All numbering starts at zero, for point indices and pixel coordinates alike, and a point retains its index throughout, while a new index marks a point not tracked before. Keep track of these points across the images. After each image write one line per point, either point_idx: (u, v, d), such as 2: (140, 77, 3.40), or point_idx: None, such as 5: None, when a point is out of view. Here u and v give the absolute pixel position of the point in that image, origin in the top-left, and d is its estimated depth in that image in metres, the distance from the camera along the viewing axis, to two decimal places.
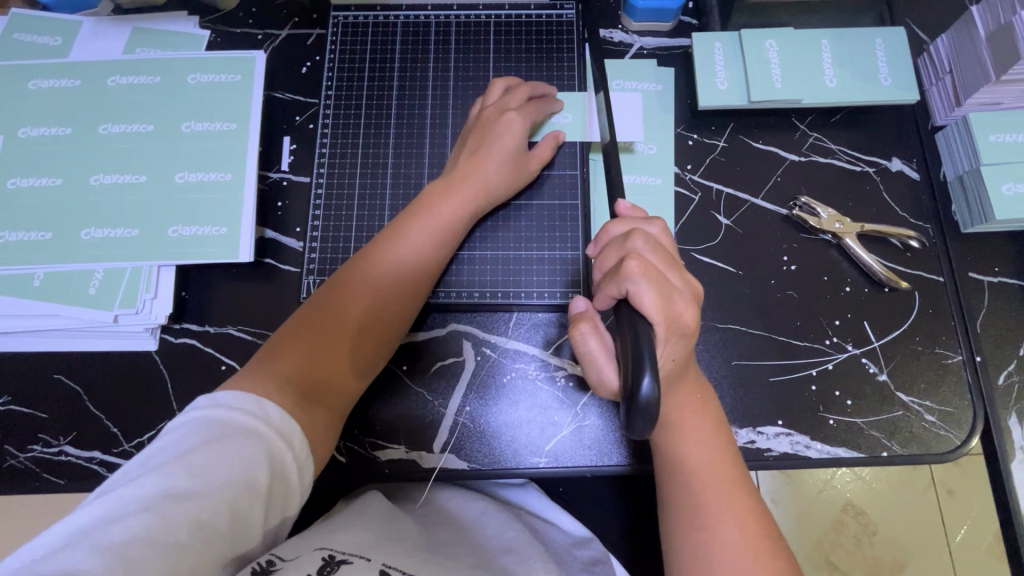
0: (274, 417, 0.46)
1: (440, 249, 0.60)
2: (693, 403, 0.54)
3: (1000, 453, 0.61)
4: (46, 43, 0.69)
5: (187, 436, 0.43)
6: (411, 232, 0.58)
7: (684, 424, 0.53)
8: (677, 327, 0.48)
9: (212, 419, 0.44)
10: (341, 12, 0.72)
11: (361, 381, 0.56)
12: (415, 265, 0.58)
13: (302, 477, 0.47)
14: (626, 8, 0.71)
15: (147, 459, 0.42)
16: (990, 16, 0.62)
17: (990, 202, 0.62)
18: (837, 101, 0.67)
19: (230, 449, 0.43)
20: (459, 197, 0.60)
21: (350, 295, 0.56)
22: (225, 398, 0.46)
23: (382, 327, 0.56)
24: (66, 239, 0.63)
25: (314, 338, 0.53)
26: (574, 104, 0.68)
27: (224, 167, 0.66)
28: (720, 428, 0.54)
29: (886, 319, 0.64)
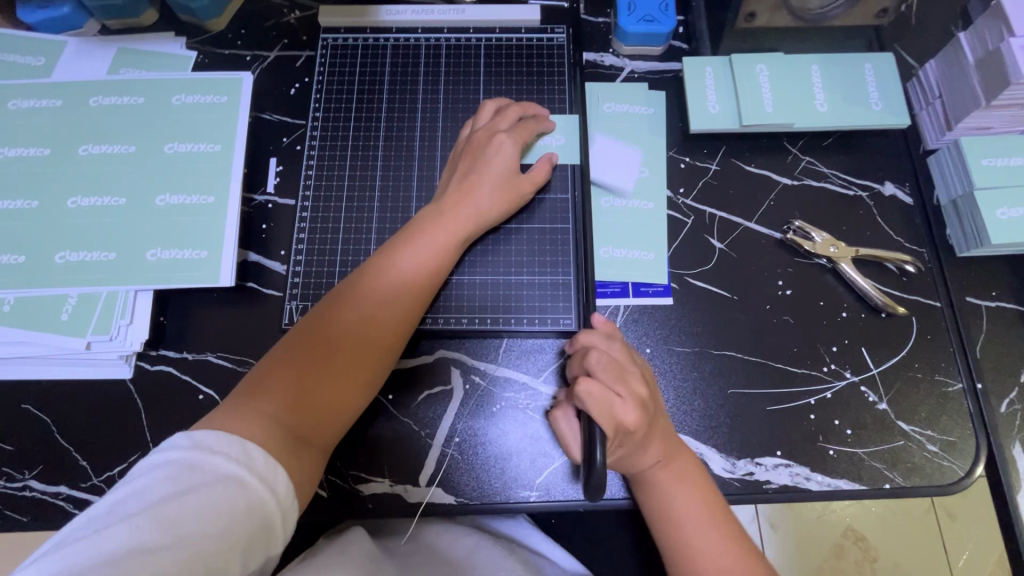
0: (257, 460, 0.44)
1: (433, 277, 0.58)
2: (665, 457, 0.53)
3: (1005, 483, 0.59)
4: (28, 62, 0.68)
5: (162, 481, 0.40)
6: (401, 261, 0.57)
7: (659, 481, 0.53)
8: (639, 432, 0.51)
9: (190, 461, 0.42)
10: (330, 34, 0.71)
11: (353, 414, 0.54)
12: (408, 295, 0.56)
13: (285, 524, 0.44)
14: (616, 32, 0.71)
15: (118, 505, 0.39)
16: (978, 42, 0.62)
17: (985, 227, 0.61)
18: (828, 125, 0.66)
19: (209, 498, 0.40)
20: (452, 225, 0.59)
21: (338, 327, 0.54)
22: (205, 438, 0.43)
23: (373, 357, 0.54)
24: (39, 262, 0.61)
25: (300, 369, 0.51)
26: (568, 128, 0.67)
27: (207, 189, 0.64)
28: (696, 473, 0.54)
29: (885, 345, 0.62)
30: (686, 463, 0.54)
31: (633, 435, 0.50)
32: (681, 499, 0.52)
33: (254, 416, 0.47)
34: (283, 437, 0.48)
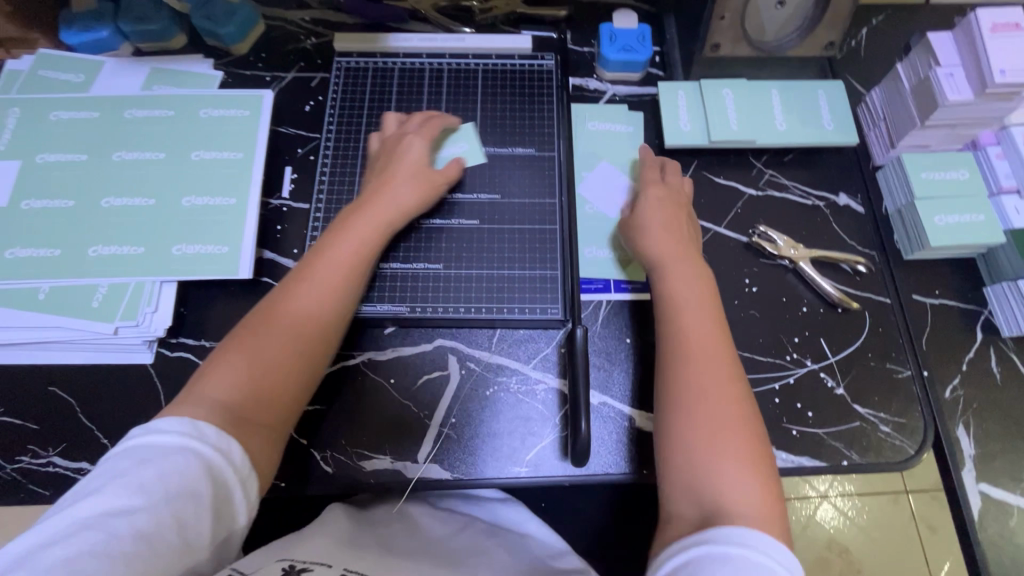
0: (210, 433, 0.46)
1: (365, 261, 0.62)
2: (695, 292, 0.61)
3: (952, 462, 0.66)
4: (69, 79, 0.76)
5: (123, 459, 0.43)
6: (332, 249, 0.61)
7: (681, 302, 0.60)
8: (653, 227, 0.66)
9: (146, 440, 0.44)
10: (344, 57, 0.79)
11: (301, 400, 0.56)
12: (343, 281, 0.60)
13: (246, 488, 0.47)
14: (599, 60, 0.80)
15: (84, 485, 0.42)
16: (911, 71, 0.71)
17: (925, 230, 0.69)
18: (787, 143, 0.75)
19: (169, 467, 0.43)
20: (379, 214, 0.64)
21: (278, 314, 0.56)
22: (156, 423, 0.45)
23: (317, 340, 0.57)
24: (73, 255, 0.66)
25: (244, 359, 0.53)
26: (468, 135, 0.75)
27: (228, 192, 0.71)
28: (721, 322, 0.59)
29: (841, 337, 0.69)
30: (715, 311, 0.60)
31: (645, 225, 0.66)
32: (699, 327, 0.58)
33: (203, 404, 0.49)
34: (233, 419, 0.49)
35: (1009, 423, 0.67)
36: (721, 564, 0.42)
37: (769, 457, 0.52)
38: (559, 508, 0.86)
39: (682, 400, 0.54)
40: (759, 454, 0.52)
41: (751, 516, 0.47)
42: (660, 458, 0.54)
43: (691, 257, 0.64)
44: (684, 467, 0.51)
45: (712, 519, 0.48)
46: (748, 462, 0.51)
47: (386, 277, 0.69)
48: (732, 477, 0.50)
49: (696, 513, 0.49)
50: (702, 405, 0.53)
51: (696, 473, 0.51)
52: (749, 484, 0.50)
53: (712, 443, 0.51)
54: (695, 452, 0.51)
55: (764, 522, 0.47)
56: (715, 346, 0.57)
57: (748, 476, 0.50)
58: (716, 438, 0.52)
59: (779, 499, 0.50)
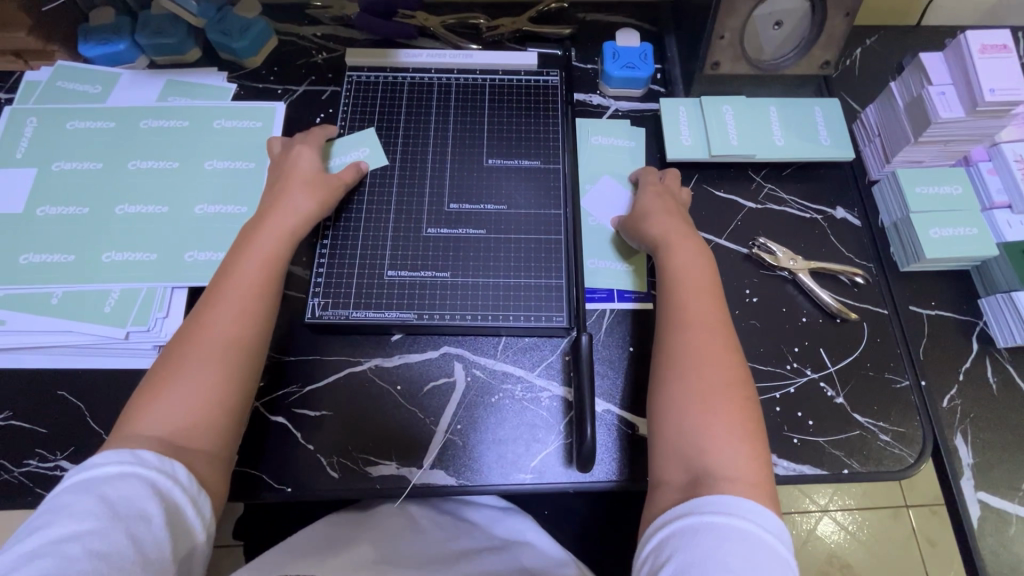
0: (150, 458, 0.47)
1: (277, 270, 0.62)
2: (695, 266, 0.63)
3: (951, 471, 0.67)
4: (86, 90, 0.78)
5: (64, 496, 0.44)
6: (242, 265, 0.60)
7: (682, 277, 0.62)
8: (654, 211, 0.68)
9: (85, 474, 0.45)
10: (355, 72, 0.82)
11: (240, 415, 0.55)
12: (252, 293, 0.59)
13: (198, 506, 0.48)
14: (603, 76, 0.82)
15: (27, 527, 0.43)
16: (904, 90, 0.73)
17: (920, 242, 0.71)
18: (785, 157, 0.77)
19: (113, 493, 0.44)
20: (281, 223, 0.64)
21: (199, 337, 0.55)
22: (97, 457, 0.46)
23: (247, 354, 0.56)
24: (86, 261, 0.68)
25: (172, 388, 0.52)
26: (362, 139, 0.77)
27: (240, 201, 0.72)
28: (718, 295, 0.61)
29: (840, 347, 0.70)
30: (712, 284, 0.62)
31: (646, 209, 0.69)
32: (697, 299, 0.60)
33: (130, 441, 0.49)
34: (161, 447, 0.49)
35: (1006, 434, 0.68)
36: (701, 534, 0.44)
37: (760, 425, 0.53)
38: (563, 517, 0.86)
39: (676, 366, 0.56)
40: (750, 420, 0.53)
41: (739, 479, 0.49)
42: (652, 423, 0.55)
43: (691, 235, 0.66)
44: (675, 430, 0.53)
45: (701, 481, 0.49)
46: (737, 427, 0.52)
47: (394, 285, 0.70)
48: (721, 440, 0.51)
49: (685, 475, 0.50)
50: (695, 371, 0.55)
51: (687, 436, 0.52)
52: (738, 449, 0.50)
53: (702, 407, 0.53)
54: (686, 415, 0.53)
55: (751, 485, 0.48)
56: (710, 317, 0.59)
57: (737, 440, 0.51)
58: (706, 404, 0.53)
59: (768, 463, 0.51)
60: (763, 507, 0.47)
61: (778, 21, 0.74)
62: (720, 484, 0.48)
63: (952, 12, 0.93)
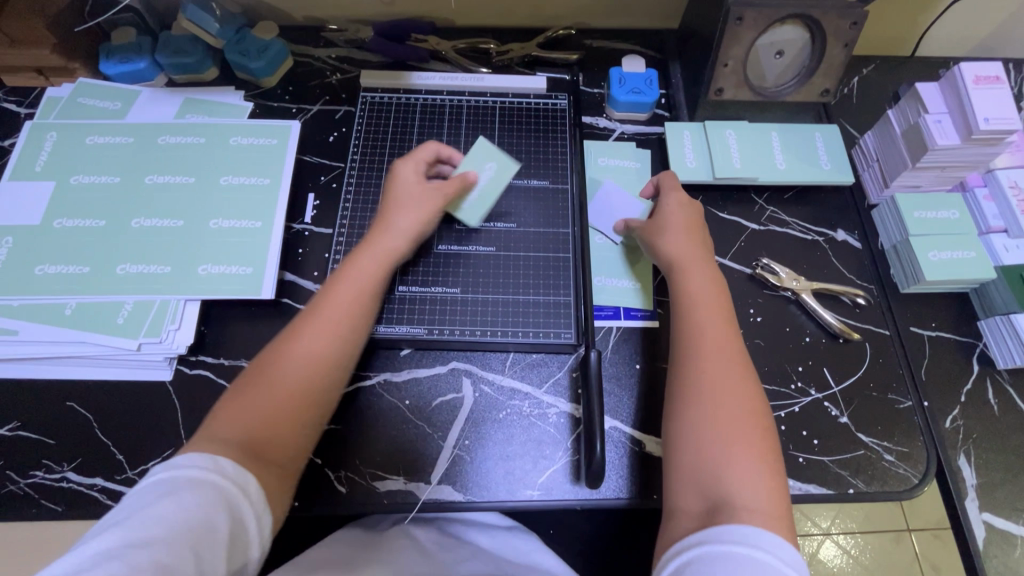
0: (228, 468, 0.47)
1: (371, 292, 0.62)
2: (708, 291, 0.63)
3: (954, 491, 0.67)
4: (106, 106, 0.80)
5: (144, 495, 0.44)
6: (343, 282, 0.62)
7: (697, 302, 0.62)
8: (672, 227, 0.68)
9: (167, 475, 0.45)
10: (369, 93, 0.84)
11: (308, 435, 0.55)
12: (348, 311, 0.60)
13: (259, 528, 0.48)
14: (609, 100, 0.84)
15: (105, 520, 0.43)
16: (902, 117, 0.76)
17: (920, 265, 0.73)
18: (787, 181, 0.79)
19: (190, 500, 0.44)
20: (385, 244, 0.65)
21: (289, 348, 0.56)
22: (183, 457, 0.47)
23: (330, 374, 0.57)
24: (101, 272, 0.69)
25: (259, 397, 0.53)
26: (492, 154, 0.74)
27: (254, 216, 0.73)
28: (731, 321, 0.62)
29: (844, 367, 0.71)
30: (725, 309, 0.63)
31: (663, 226, 0.69)
32: (711, 326, 0.60)
33: (212, 439, 0.50)
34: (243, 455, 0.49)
35: (1009, 455, 0.69)
36: (721, 560, 0.44)
37: (777, 454, 0.53)
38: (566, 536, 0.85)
39: (692, 393, 0.56)
40: (767, 448, 0.53)
41: (759, 507, 0.49)
42: (669, 453, 0.55)
43: (705, 259, 0.66)
44: (692, 457, 0.53)
45: (718, 511, 0.49)
46: (756, 456, 0.52)
47: (405, 300, 0.71)
48: (742, 469, 0.51)
49: (702, 505, 0.50)
50: (714, 402, 0.55)
51: (704, 464, 0.52)
52: (757, 476, 0.51)
53: (721, 434, 0.53)
54: (703, 443, 0.53)
55: (770, 514, 0.48)
56: (725, 343, 0.59)
57: (756, 468, 0.51)
58: (723, 432, 0.53)
59: (786, 492, 0.51)
60: (782, 538, 0.47)
61: (780, 51, 0.76)
62: (739, 514, 0.48)
63: (944, 44, 0.96)
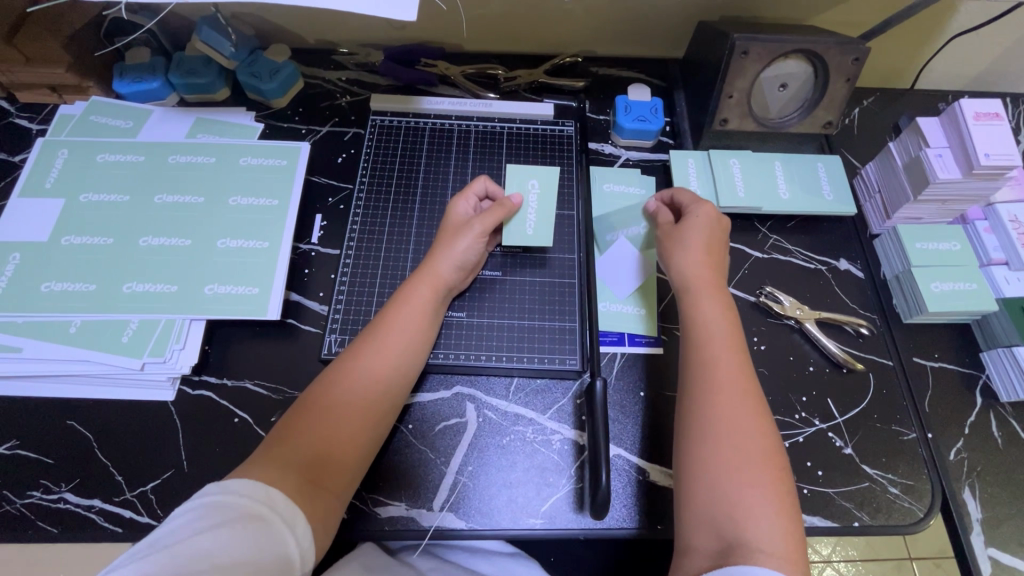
0: (278, 502, 0.48)
1: (422, 326, 0.65)
2: (720, 321, 0.63)
3: (960, 525, 0.67)
4: (118, 125, 0.81)
5: (192, 519, 0.45)
6: (396, 316, 0.64)
7: (710, 331, 0.62)
8: (690, 245, 0.67)
9: (217, 502, 0.46)
10: (378, 116, 0.85)
11: (356, 466, 0.57)
12: (396, 345, 0.62)
13: (303, 565, 0.48)
14: (615, 127, 0.86)
15: (157, 539, 0.44)
16: (903, 150, 0.77)
17: (923, 296, 0.73)
18: (790, 210, 0.80)
19: (235, 534, 0.44)
20: (440, 277, 0.67)
21: (342, 379, 0.59)
22: (233, 484, 0.47)
23: (374, 407, 0.59)
24: (108, 290, 0.69)
25: (312, 424, 0.55)
26: (545, 176, 0.75)
27: (262, 236, 0.74)
28: (743, 353, 0.61)
29: (848, 397, 0.71)
30: (737, 340, 0.62)
31: (679, 245, 0.68)
32: (724, 358, 0.60)
33: (273, 463, 0.51)
34: (301, 484, 0.51)
35: (1012, 489, 0.69)
36: None
37: (792, 490, 0.53)
38: (565, 563, 0.84)
39: (704, 430, 0.56)
40: (783, 486, 0.53)
41: (774, 548, 0.49)
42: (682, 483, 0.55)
43: (717, 288, 0.66)
44: (705, 493, 0.53)
45: (732, 551, 0.49)
46: (772, 494, 0.52)
47: None
48: (757, 508, 0.51)
49: (715, 544, 0.50)
50: (727, 437, 0.55)
51: (718, 501, 0.52)
52: (772, 514, 0.51)
53: (736, 472, 0.53)
54: (718, 480, 0.53)
55: (785, 554, 0.49)
56: (737, 377, 0.59)
57: (772, 507, 0.51)
58: (738, 469, 0.53)
59: (800, 530, 0.51)
60: None
61: (783, 84, 0.78)
62: (752, 555, 0.48)
63: (943, 76, 0.98)
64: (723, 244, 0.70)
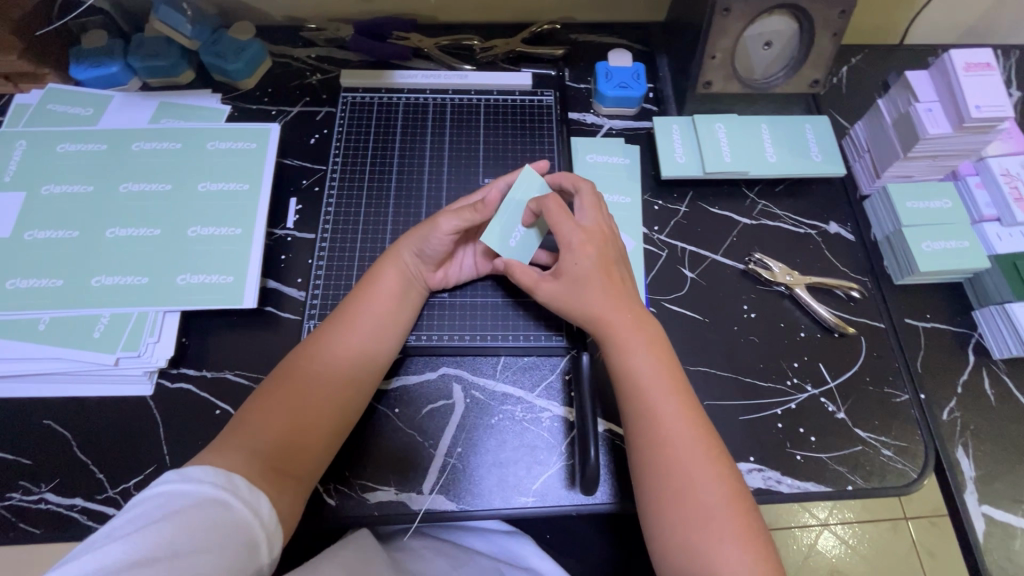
0: (242, 487, 0.47)
1: (381, 317, 0.63)
2: (651, 363, 0.59)
3: (954, 484, 0.66)
4: (78, 112, 0.77)
5: (154, 507, 0.43)
6: (351, 315, 0.62)
7: (642, 377, 0.58)
8: (581, 283, 0.61)
9: (178, 488, 0.44)
10: (350, 93, 0.82)
11: (320, 454, 0.56)
12: (346, 333, 0.61)
13: (271, 547, 0.47)
14: (596, 95, 0.83)
15: (114, 529, 0.41)
16: (893, 107, 0.75)
17: (914, 256, 0.72)
18: (778, 173, 0.77)
19: (199, 521, 0.43)
20: (405, 263, 0.66)
21: (300, 369, 0.58)
22: (194, 472, 0.46)
23: (332, 397, 0.58)
24: (76, 285, 0.66)
25: (265, 413, 0.55)
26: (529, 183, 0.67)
27: (234, 222, 0.71)
28: (680, 390, 0.58)
29: (839, 361, 0.70)
30: (674, 377, 0.59)
31: (568, 295, 0.62)
32: (663, 402, 0.57)
33: (235, 451, 0.51)
34: (261, 470, 0.50)
35: (1004, 446, 0.68)
36: None
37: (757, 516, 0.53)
38: (563, 541, 0.84)
39: (665, 480, 0.54)
40: (747, 512, 0.53)
41: None
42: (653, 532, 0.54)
43: (638, 320, 0.61)
44: (664, 547, 0.53)
45: None
46: (740, 533, 0.51)
47: None
48: (731, 554, 0.50)
49: None
50: (688, 486, 0.53)
51: (690, 551, 0.51)
52: (745, 550, 0.50)
53: (700, 524, 0.52)
54: (683, 535, 0.52)
55: None
56: (684, 421, 0.56)
57: (742, 544, 0.51)
58: (702, 521, 0.52)
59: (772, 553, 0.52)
60: None
61: (768, 42, 0.75)
62: None
63: (934, 30, 0.95)
64: (609, 254, 0.64)
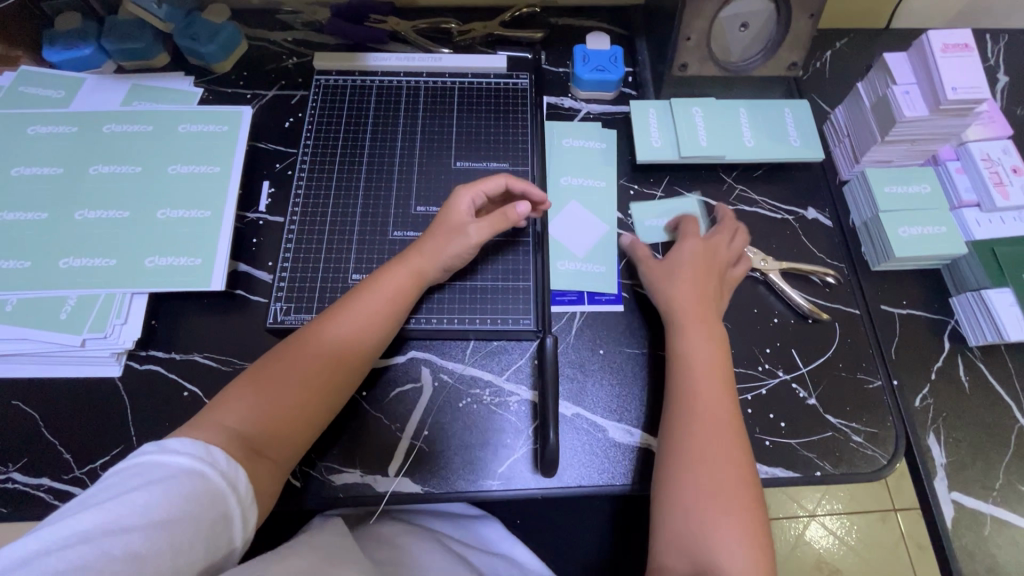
0: (220, 459, 0.47)
1: (385, 314, 0.62)
2: (706, 354, 0.61)
3: (924, 471, 0.66)
4: (49, 95, 0.77)
5: (130, 477, 0.43)
6: (355, 305, 0.61)
7: (696, 364, 0.60)
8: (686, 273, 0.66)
9: (154, 459, 0.45)
10: (323, 76, 0.81)
11: (298, 441, 0.56)
12: (347, 326, 0.60)
13: (246, 520, 0.47)
14: (573, 79, 0.82)
15: (89, 497, 0.42)
16: (871, 90, 0.73)
17: (890, 241, 0.71)
18: (755, 157, 0.76)
19: (173, 490, 0.43)
20: (414, 260, 0.64)
21: (295, 355, 0.57)
22: (170, 444, 0.46)
23: (322, 388, 0.57)
24: (44, 266, 0.66)
25: (252, 396, 0.54)
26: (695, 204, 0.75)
27: (204, 205, 0.71)
28: (727, 388, 0.59)
29: (811, 347, 0.69)
30: (724, 372, 0.60)
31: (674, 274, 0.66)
32: (706, 390, 0.58)
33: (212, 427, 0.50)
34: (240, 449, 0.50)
35: (977, 433, 0.68)
36: None
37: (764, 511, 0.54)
38: (537, 527, 0.84)
39: (684, 460, 0.55)
40: (755, 504, 0.53)
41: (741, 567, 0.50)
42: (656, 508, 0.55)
43: (705, 316, 0.63)
44: (670, 524, 0.53)
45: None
46: (746, 522, 0.52)
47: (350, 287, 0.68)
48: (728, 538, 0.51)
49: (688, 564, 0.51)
50: (707, 471, 0.54)
51: (692, 529, 0.52)
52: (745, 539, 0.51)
53: (711, 505, 0.52)
54: (691, 514, 0.52)
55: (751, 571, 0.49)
56: (721, 411, 0.57)
57: (743, 531, 0.51)
58: (713, 502, 0.52)
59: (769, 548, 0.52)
60: None
61: (744, 23, 0.74)
62: None
63: (920, 14, 0.93)
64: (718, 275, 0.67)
